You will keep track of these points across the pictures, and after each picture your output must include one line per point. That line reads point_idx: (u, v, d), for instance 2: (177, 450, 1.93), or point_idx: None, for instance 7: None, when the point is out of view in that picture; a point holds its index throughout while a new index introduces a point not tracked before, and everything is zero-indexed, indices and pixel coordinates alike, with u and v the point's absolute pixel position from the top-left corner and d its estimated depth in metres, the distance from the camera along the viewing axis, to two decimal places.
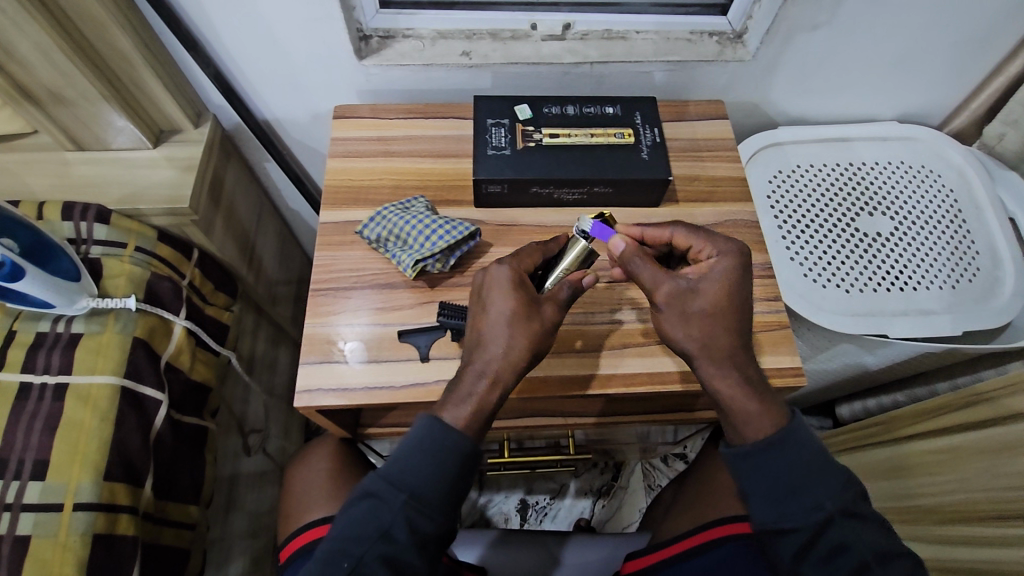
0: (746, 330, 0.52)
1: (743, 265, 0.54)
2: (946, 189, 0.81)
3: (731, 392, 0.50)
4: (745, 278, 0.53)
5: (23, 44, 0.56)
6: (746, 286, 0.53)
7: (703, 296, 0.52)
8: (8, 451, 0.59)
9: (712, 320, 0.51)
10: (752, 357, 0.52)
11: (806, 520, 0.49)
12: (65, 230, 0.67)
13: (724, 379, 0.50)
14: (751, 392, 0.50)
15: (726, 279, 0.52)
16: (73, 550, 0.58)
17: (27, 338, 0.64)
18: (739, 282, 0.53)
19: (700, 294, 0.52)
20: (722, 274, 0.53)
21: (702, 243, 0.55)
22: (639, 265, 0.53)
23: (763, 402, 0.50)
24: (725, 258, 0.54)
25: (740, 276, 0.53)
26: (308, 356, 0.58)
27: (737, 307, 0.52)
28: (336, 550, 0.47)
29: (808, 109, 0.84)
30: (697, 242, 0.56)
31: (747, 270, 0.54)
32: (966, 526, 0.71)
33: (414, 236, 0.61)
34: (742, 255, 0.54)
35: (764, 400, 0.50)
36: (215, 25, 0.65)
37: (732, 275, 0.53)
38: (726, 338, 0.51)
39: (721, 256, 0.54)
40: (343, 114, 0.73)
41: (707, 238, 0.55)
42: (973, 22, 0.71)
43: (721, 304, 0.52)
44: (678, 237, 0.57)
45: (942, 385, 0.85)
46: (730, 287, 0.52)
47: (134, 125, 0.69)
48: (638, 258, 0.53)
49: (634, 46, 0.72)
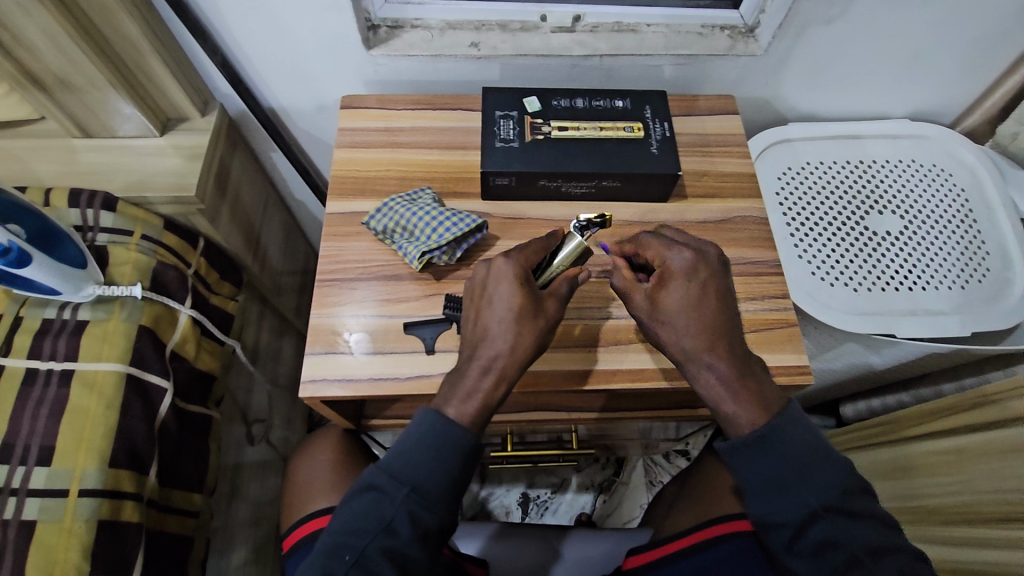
0: (719, 329, 0.50)
1: (698, 266, 0.52)
2: (958, 188, 0.80)
3: (710, 391, 0.50)
4: (701, 275, 0.52)
5: (31, 31, 0.55)
6: (707, 289, 0.52)
7: (663, 303, 0.51)
8: (15, 437, 0.60)
9: (672, 327, 0.51)
10: (737, 355, 0.50)
11: (797, 513, 0.49)
12: (72, 217, 0.67)
13: (701, 379, 0.50)
14: (730, 392, 0.49)
15: (681, 282, 0.51)
16: (78, 535, 0.58)
17: (34, 324, 0.65)
18: (694, 282, 0.52)
19: (658, 301, 0.51)
20: (678, 276, 0.52)
21: (658, 246, 0.54)
22: (615, 279, 0.55)
23: (746, 400, 0.49)
24: (678, 262, 0.52)
25: (695, 273, 0.52)
26: (313, 346, 0.58)
27: (697, 308, 0.51)
28: (337, 543, 0.47)
29: (818, 105, 0.83)
30: (652, 245, 0.54)
31: (709, 272, 0.52)
32: (970, 527, 0.71)
33: (420, 228, 0.61)
34: (695, 257, 0.53)
35: (748, 397, 0.49)
36: (223, 13, 0.64)
37: (687, 275, 0.52)
38: (693, 343, 0.50)
39: (675, 260, 0.53)
40: (351, 105, 0.72)
41: (659, 241, 0.55)
42: (988, 20, 0.70)
43: (680, 309, 0.51)
44: (641, 243, 0.56)
45: (949, 386, 0.85)
46: (687, 290, 0.51)
47: (141, 113, 0.69)
48: (615, 272, 0.55)
49: (644, 39, 0.71)
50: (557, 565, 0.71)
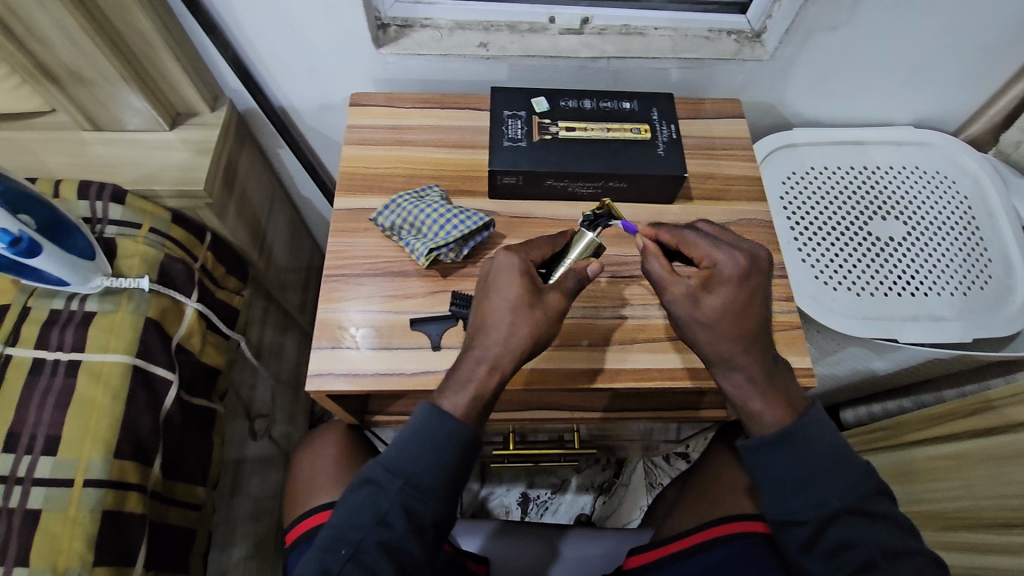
0: (757, 333, 0.50)
1: (749, 272, 0.51)
2: (960, 196, 0.80)
3: (737, 390, 0.50)
4: (753, 279, 0.51)
5: (45, 23, 0.56)
6: (754, 295, 0.50)
7: (706, 305, 0.50)
8: (21, 426, 0.61)
9: (714, 331, 0.49)
10: (767, 356, 0.50)
11: (807, 514, 0.49)
12: (81, 209, 0.68)
13: (731, 379, 0.50)
14: (758, 391, 0.50)
15: (730, 287, 0.50)
16: (83, 525, 0.59)
17: (42, 314, 0.65)
18: (743, 289, 0.50)
19: (703, 304, 0.50)
20: (728, 279, 0.50)
21: (707, 248, 0.52)
22: (650, 265, 0.53)
23: (772, 399, 0.50)
24: (730, 266, 0.51)
25: (746, 280, 0.50)
26: (320, 340, 0.58)
27: (743, 317, 0.50)
28: (335, 537, 0.48)
29: (822, 111, 0.83)
30: (701, 245, 0.53)
31: (758, 277, 0.51)
32: (971, 532, 0.71)
33: (427, 225, 0.62)
34: (747, 263, 0.51)
35: (772, 395, 0.50)
36: (235, 10, 0.65)
37: (738, 281, 0.50)
38: (728, 345, 0.49)
39: (725, 263, 0.51)
40: (360, 103, 0.73)
41: (710, 240, 0.53)
42: (992, 29, 0.71)
43: (724, 314, 0.49)
44: (686, 241, 0.54)
45: (951, 393, 0.86)
46: (734, 297, 0.50)
47: (151, 107, 0.69)
48: (653, 257, 0.53)
49: (651, 42, 0.72)
50: (557, 564, 0.71)
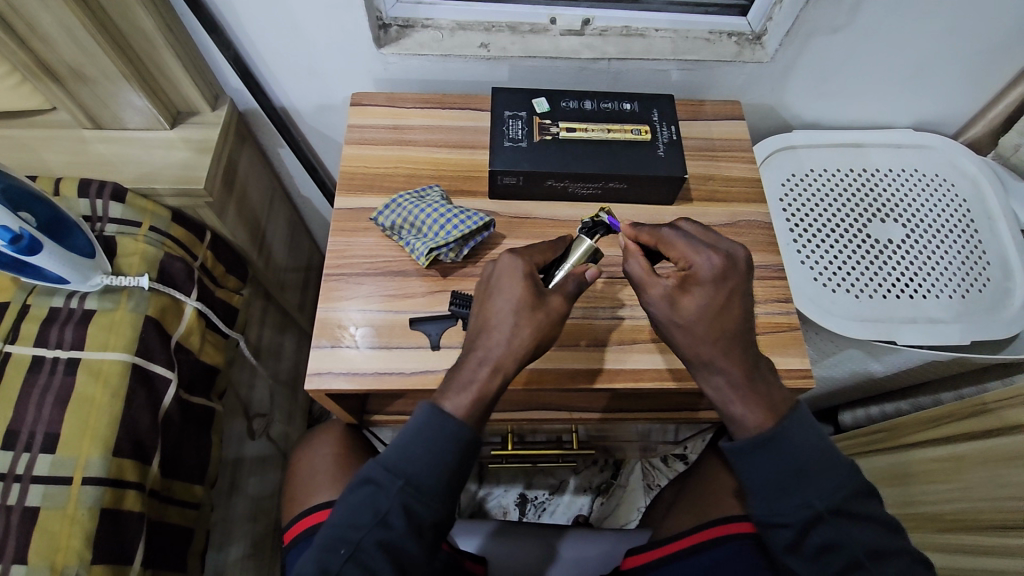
0: (733, 335, 0.50)
1: (725, 273, 0.51)
2: (959, 199, 0.81)
3: (717, 393, 0.50)
4: (729, 279, 0.51)
5: (47, 21, 0.56)
6: (731, 297, 0.50)
7: (684, 307, 0.50)
8: (19, 424, 0.61)
9: (690, 333, 0.50)
10: (748, 360, 0.50)
11: (803, 515, 0.49)
12: (81, 207, 0.68)
13: (711, 382, 0.50)
14: (737, 394, 0.50)
15: (706, 289, 0.50)
16: (81, 522, 0.59)
17: (41, 312, 0.65)
18: (720, 290, 0.50)
19: (680, 305, 0.50)
20: (703, 280, 0.51)
21: (684, 247, 0.52)
22: (631, 266, 0.53)
23: (753, 403, 0.50)
24: (706, 269, 0.51)
25: (722, 280, 0.50)
26: (319, 339, 0.58)
27: (720, 318, 0.50)
28: (335, 536, 0.48)
29: (822, 113, 0.83)
30: (679, 245, 0.52)
31: (736, 281, 0.51)
32: (967, 534, 0.71)
33: (427, 225, 0.62)
34: (724, 263, 0.51)
35: (753, 399, 0.50)
36: (236, 9, 0.65)
37: (714, 283, 0.50)
38: (706, 348, 0.50)
39: (702, 266, 0.51)
40: (361, 102, 0.73)
41: (687, 240, 0.52)
42: (991, 32, 0.71)
43: (701, 316, 0.50)
44: (663, 239, 0.54)
45: (948, 395, 0.86)
46: (711, 299, 0.50)
47: (152, 106, 0.69)
48: (632, 258, 0.53)
49: (652, 43, 0.72)
50: (554, 564, 0.71)
